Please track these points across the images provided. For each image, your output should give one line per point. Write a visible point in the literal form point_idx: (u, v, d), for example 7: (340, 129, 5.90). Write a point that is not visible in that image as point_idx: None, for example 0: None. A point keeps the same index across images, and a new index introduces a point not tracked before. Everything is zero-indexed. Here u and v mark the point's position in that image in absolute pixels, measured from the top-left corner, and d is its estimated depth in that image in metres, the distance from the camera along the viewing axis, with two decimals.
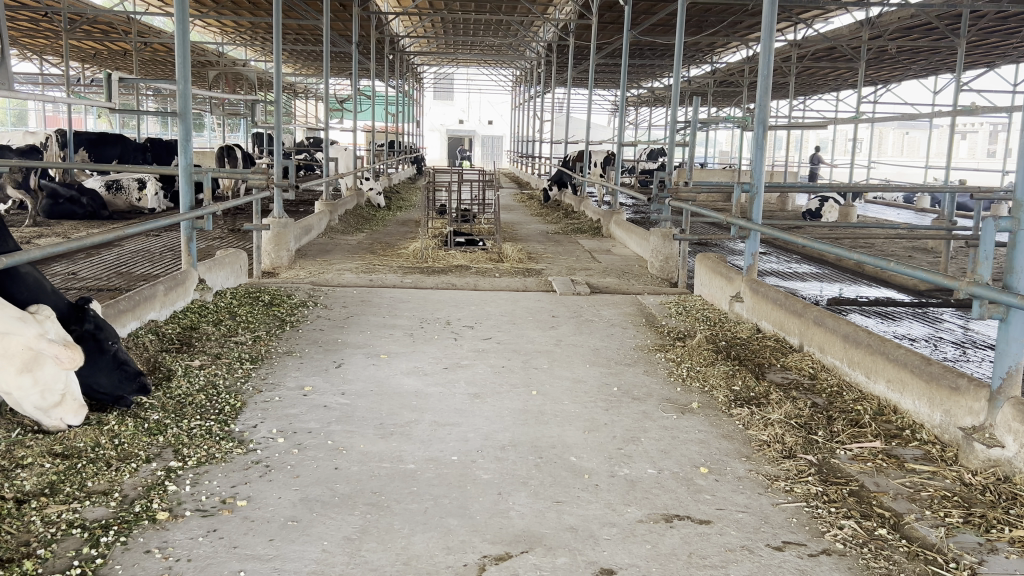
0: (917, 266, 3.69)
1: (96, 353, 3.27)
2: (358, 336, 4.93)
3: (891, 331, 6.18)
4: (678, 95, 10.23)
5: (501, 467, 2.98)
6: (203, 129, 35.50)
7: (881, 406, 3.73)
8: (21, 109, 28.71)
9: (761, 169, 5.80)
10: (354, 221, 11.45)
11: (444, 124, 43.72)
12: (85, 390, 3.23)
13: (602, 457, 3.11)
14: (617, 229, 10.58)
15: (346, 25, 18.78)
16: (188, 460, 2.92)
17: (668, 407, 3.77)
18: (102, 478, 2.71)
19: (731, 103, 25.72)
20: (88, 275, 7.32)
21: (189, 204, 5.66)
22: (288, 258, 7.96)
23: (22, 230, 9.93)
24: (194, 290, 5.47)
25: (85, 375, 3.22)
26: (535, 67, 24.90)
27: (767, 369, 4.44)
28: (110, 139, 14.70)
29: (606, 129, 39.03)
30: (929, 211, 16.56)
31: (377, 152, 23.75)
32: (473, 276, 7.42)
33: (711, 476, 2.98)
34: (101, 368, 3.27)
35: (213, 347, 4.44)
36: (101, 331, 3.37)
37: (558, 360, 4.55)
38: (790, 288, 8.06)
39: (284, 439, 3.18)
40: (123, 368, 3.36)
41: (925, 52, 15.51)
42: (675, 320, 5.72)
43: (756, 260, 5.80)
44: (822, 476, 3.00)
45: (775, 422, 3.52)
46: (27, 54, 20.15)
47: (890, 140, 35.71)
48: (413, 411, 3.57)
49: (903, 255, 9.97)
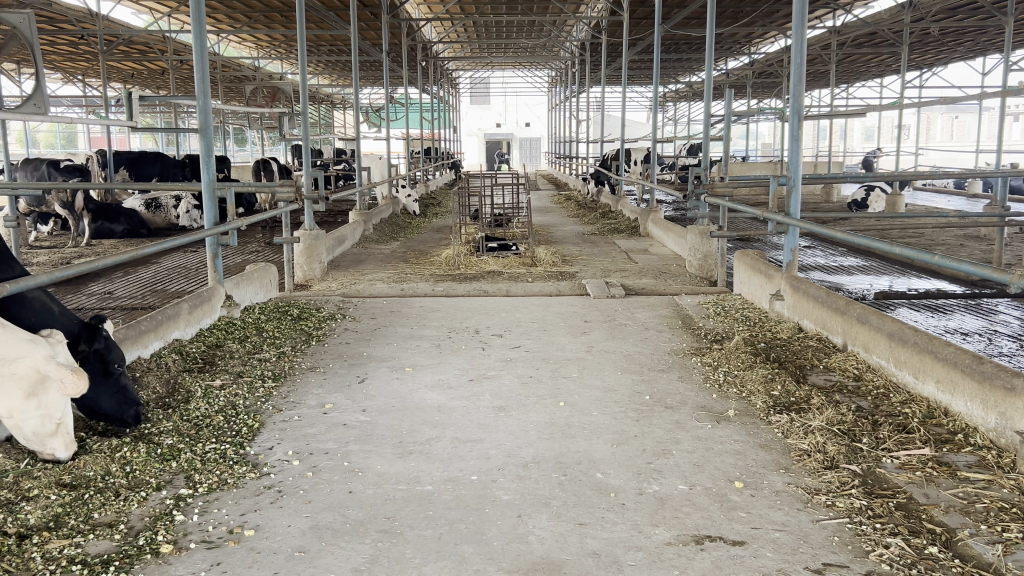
0: (966, 259, 3.48)
1: (101, 376, 3.22)
2: (385, 349, 4.83)
3: (941, 325, 5.89)
4: (711, 88, 9.80)
5: (522, 487, 2.83)
6: (245, 144, 36.07)
7: (930, 408, 3.51)
8: (67, 132, 29.47)
9: (798, 161, 5.56)
10: (389, 229, 11.40)
11: (482, 128, 43.60)
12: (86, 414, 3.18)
13: (631, 473, 2.95)
14: (655, 227, 10.39)
15: (377, 33, 18.78)
16: (198, 487, 2.83)
17: (703, 416, 3.59)
18: (109, 508, 2.63)
19: (771, 94, 25.19)
20: (123, 292, 7.37)
21: (214, 221, 5.61)
22: (321, 270, 7.88)
23: (63, 250, 10.08)
24: (221, 306, 5.41)
25: (87, 398, 3.17)
26: (570, 67, 24.70)
27: (809, 371, 4.22)
28: (149, 158, 14.89)
29: (644, 126, 38.76)
30: (980, 196, 16.04)
31: (414, 158, 23.78)
32: (506, 281, 7.30)
33: (746, 492, 2.80)
34: (103, 392, 3.22)
35: (235, 365, 4.37)
36: (111, 352, 3.30)
37: (589, 368, 4.39)
38: (835, 282, 7.77)
39: (298, 461, 3.07)
40: (128, 390, 3.31)
41: (970, 32, 15.03)
42: (712, 321, 5.52)
43: (796, 256, 5.56)
44: (867, 489, 2.79)
45: (816, 429, 3.31)
46: (69, 77, 20.57)
47: (938, 125, 34.80)
48: (434, 428, 3.44)
49: (953, 245, 9.59)
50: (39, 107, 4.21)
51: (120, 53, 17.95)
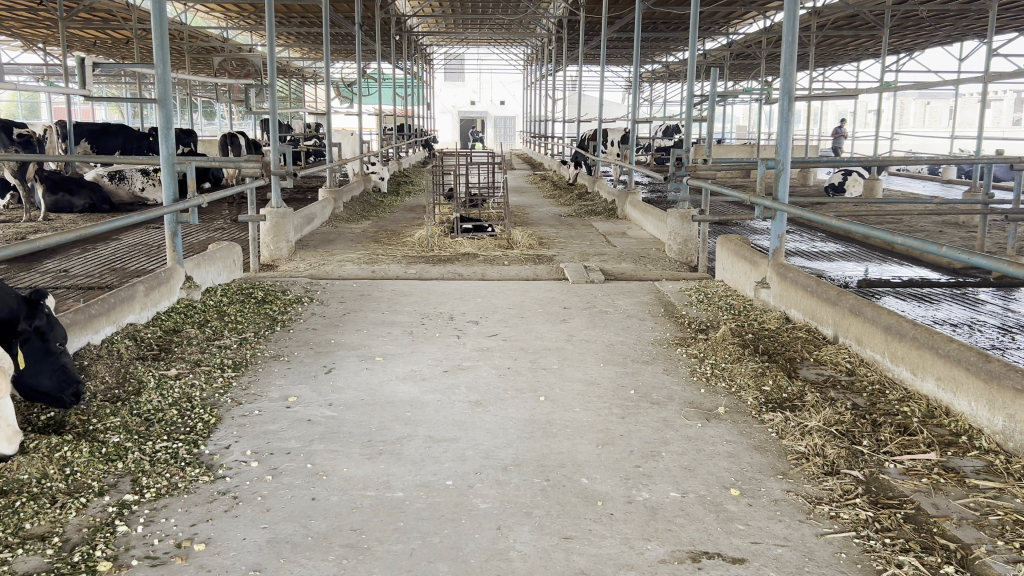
0: (970, 251, 3.30)
1: (42, 354, 3.00)
2: (353, 336, 4.57)
3: (929, 315, 5.73)
4: (694, 69, 9.28)
5: (501, 493, 2.60)
6: (214, 118, 35.51)
7: (931, 407, 3.33)
8: (30, 103, 28.69)
9: (787, 143, 5.33)
10: (360, 208, 11.09)
11: (456, 107, 43.16)
12: (24, 392, 2.95)
13: (618, 478, 2.73)
14: (633, 210, 10.17)
15: (350, 5, 18.30)
16: (145, 492, 2.57)
17: (691, 414, 3.38)
18: (44, 518, 2.37)
19: (748, 76, 25.14)
20: (80, 271, 7.02)
21: (173, 197, 5.28)
22: (289, 250, 7.56)
23: (19, 225, 9.66)
24: (180, 288, 5.12)
25: (27, 376, 2.94)
26: (546, 44, 24.34)
27: (799, 365, 4.03)
28: (112, 130, 14.42)
29: (620, 107, 38.56)
30: (956, 183, 16.06)
31: (387, 135, 23.37)
32: (481, 264, 7.06)
33: (742, 500, 2.60)
34: (43, 371, 3.00)
35: (193, 352, 4.07)
36: (50, 329, 3.06)
37: (569, 359, 4.16)
38: (816, 269, 7.60)
39: (257, 463, 2.82)
40: (67, 369, 3.10)
41: (952, 17, 14.93)
42: (696, 309, 5.32)
43: (782, 243, 5.35)
44: (871, 498, 2.60)
45: (813, 430, 3.11)
46: (29, 45, 19.86)
47: (910, 110, 35.10)
48: (406, 425, 3.20)
49: (933, 231, 9.50)
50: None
51: (82, 20, 17.30)
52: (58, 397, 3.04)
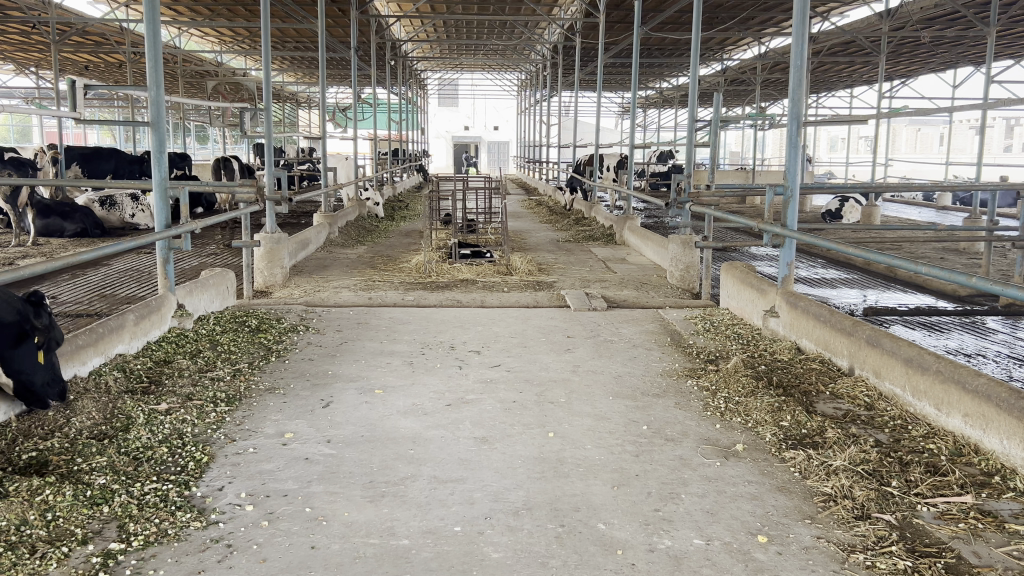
0: (970, 274, 3.20)
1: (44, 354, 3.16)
2: (351, 367, 4.40)
3: (941, 346, 5.60)
4: (695, 94, 9.07)
5: (514, 541, 2.44)
6: (206, 141, 35.47)
7: (958, 444, 3.18)
8: (23, 127, 28.66)
9: (796, 168, 5.20)
10: (356, 233, 10.94)
11: (449, 132, 43.33)
12: (21, 389, 3.08)
13: (638, 524, 2.56)
14: (631, 236, 10.05)
15: (345, 31, 18.31)
16: (131, 540, 2.39)
17: (709, 452, 3.22)
18: (22, 570, 2.20)
19: (742, 101, 25.28)
20: (69, 297, 6.85)
21: (165, 223, 5.12)
22: (283, 276, 7.40)
23: (8, 250, 9.47)
24: (172, 317, 4.95)
25: (27, 376, 3.08)
26: (540, 70, 24.41)
27: (816, 398, 3.88)
28: (104, 154, 14.29)
29: (614, 132, 38.69)
30: (952, 209, 16.07)
31: (382, 160, 23.35)
32: (481, 291, 6.90)
33: (771, 548, 2.43)
34: (40, 371, 3.14)
35: (184, 386, 3.89)
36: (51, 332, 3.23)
37: (577, 392, 4.00)
38: (822, 296, 7.48)
39: (252, 507, 2.64)
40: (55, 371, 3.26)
41: (949, 43, 14.97)
42: (703, 338, 5.18)
43: (792, 271, 5.22)
44: (907, 545, 2.45)
45: (840, 470, 2.96)
46: (22, 69, 19.71)
47: (902, 136, 35.53)
48: (409, 464, 3.04)
49: (935, 258, 9.42)
50: None
51: (75, 43, 17.19)
52: (44, 397, 3.19)
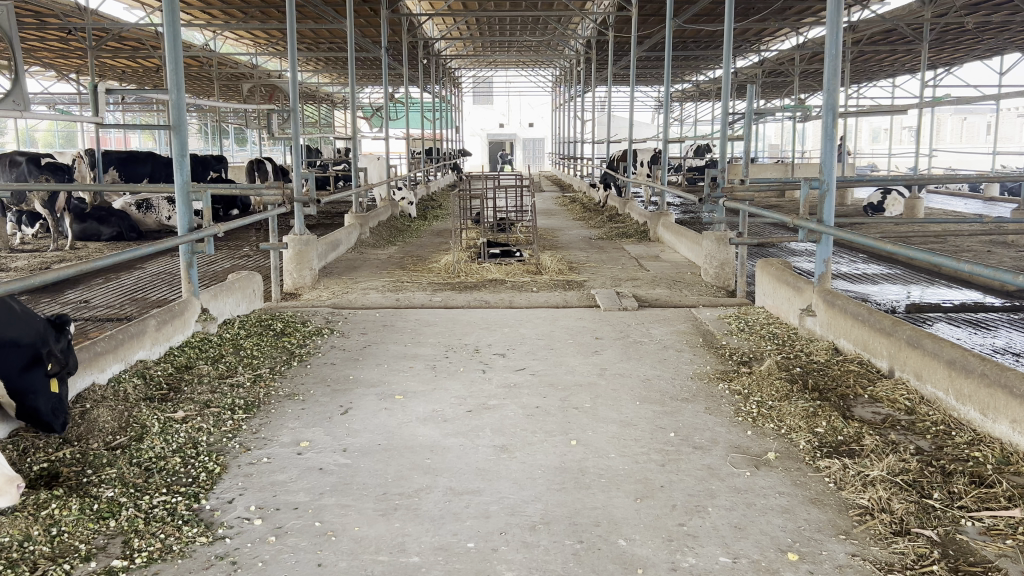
0: (1016, 272, 3.00)
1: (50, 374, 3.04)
2: (372, 371, 4.32)
3: (988, 344, 5.37)
4: (730, 86, 8.69)
5: (529, 558, 2.33)
6: (245, 143, 35.82)
7: (1006, 453, 3.00)
8: (66, 131, 29.17)
9: (832, 161, 4.99)
10: (387, 233, 10.92)
11: (485, 129, 43.18)
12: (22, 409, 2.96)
13: (660, 540, 2.43)
14: (666, 232, 9.85)
15: (377, 30, 18.32)
16: (135, 557, 2.32)
17: (739, 461, 3.07)
18: None
19: (781, 93, 24.85)
20: (101, 301, 6.88)
21: (189, 226, 5.08)
22: (312, 278, 7.34)
23: (46, 254, 9.59)
24: (195, 321, 4.91)
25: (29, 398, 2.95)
26: (575, 65, 24.24)
27: (854, 402, 3.71)
28: (141, 157, 14.46)
29: (650, 127, 38.30)
30: (999, 201, 15.60)
31: (416, 159, 23.34)
32: (509, 291, 6.79)
33: (803, 567, 2.29)
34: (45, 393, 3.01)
35: (202, 393, 3.83)
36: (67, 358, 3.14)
37: (604, 397, 3.87)
38: (861, 293, 7.23)
39: (261, 521, 2.57)
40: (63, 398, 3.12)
41: (996, 28, 14.51)
42: (737, 339, 5.01)
43: (829, 267, 5.02)
44: (950, 564, 2.28)
45: (877, 481, 2.80)
46: (62, 75, 20.04)
47: (948, 126, 34.71)
48: (425, 474, 2.94)
49: (981, 252, 9.10)
50: (19, 104, 3.91)
51: (112, 49, 17.41)
52: (44, 424, 3.03)
